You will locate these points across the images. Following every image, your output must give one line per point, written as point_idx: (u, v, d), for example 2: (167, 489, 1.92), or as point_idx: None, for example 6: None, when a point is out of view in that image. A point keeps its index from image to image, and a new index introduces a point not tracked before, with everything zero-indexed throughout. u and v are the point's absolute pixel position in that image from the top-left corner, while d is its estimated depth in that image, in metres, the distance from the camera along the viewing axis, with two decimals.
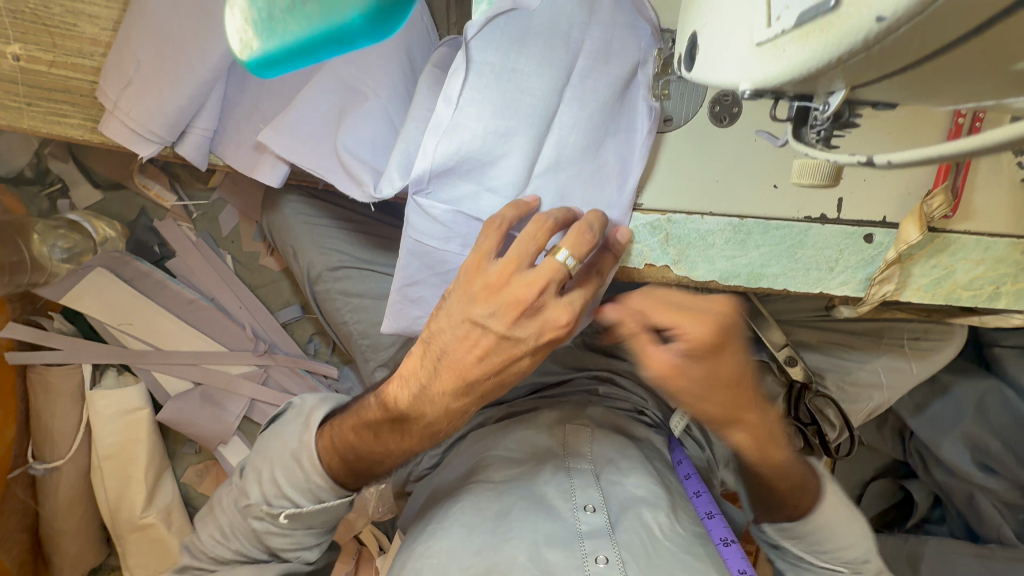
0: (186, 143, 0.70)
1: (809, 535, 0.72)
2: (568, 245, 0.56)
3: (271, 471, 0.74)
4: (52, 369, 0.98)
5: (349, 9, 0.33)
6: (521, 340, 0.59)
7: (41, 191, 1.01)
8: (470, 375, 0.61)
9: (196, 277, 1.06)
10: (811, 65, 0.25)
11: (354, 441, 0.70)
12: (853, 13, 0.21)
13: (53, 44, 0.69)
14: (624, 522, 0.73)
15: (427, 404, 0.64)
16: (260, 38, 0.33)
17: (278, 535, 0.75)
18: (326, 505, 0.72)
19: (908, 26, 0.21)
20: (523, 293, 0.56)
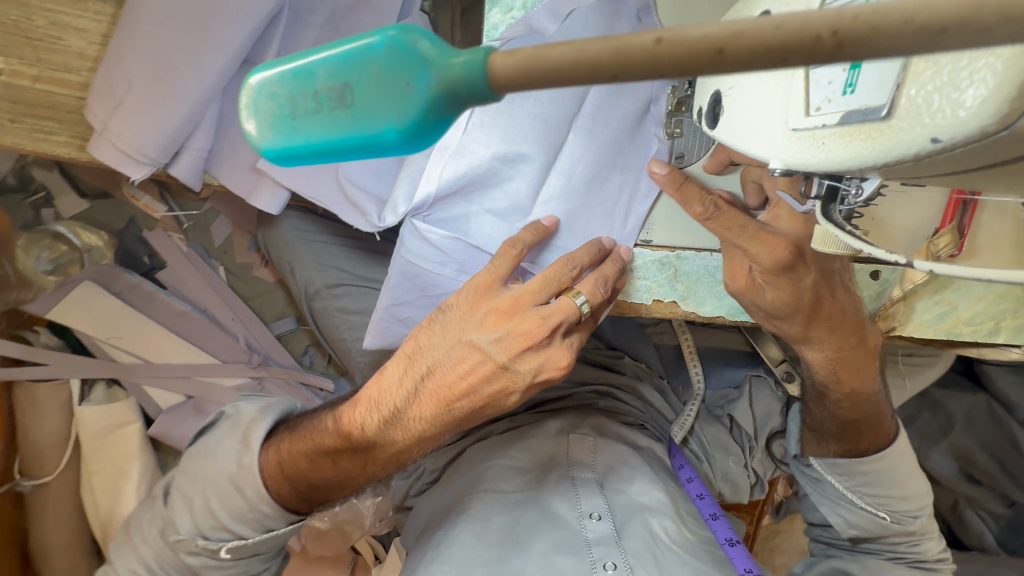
0: (180, 164, 0.67)
1: (860, 474, 0.73)
2: (584, 289, 0.56)
3: (205, 501, 0.68)
4: (40, 384, 0.96)
5: (383, 116, 0.19)
6: (516, 375, 0.58)
7: (23, 200, 0.97)
8: (453, 400, 0.59)
9: (187, 288, 1.04)
10: (851, 164, 0.26)
11: (307, 471, 0.66)
12: (908, 127, 0.23)
13: (37, 58, 0.66)
14: (630, 527, 0.74)
15: (399, 430, 0.62)
16: (279, 135, 0.22)
17: (218, 569, 0.70)
18: (275, 534, 0.69)
19: (967, 149, 0.21)
20: (534, 329, 0.55)
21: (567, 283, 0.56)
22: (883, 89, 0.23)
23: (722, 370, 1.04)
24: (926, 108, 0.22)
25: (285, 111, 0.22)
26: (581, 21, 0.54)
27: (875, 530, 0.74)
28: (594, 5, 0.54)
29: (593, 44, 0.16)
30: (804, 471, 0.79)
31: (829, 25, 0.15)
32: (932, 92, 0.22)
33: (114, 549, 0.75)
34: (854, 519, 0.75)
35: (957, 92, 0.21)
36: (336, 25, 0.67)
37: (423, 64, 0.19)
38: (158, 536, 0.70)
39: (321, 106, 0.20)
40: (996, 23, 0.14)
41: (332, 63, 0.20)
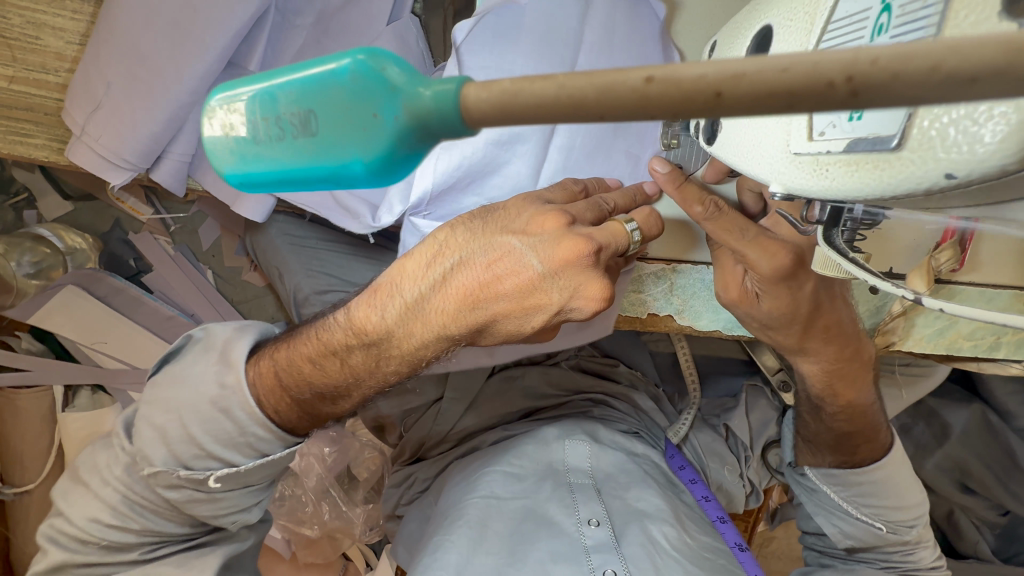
0: (162, 169, 0.66)
1: (857, 485, 0.71)
2: (638, 217, 0.52)
3: (182, 428, 0.60)
4: (21, 391, 0.94)
5: (349, 148, 0.18)
6: (552, 291, 0.49)
7: (6, 201, 0.95)
8: (480, 301, 0.50)
9: (174, 292, 1.02)
10: (855, 193, 0.25)
11: (309, 376, 0.59)
12: (918, 162, 0.22)
13: (12, 57, 0.63)
14: (629, 535, 0.72)
15: (416, 323, 0.53)
16: (244, 159, 0.20)
17: (206, 503, 0.62)
18: (270, 459, 0.62)
19: (986, 184, 0.21)
20: (578, 249, 0.47)
21: (605, 215, 0.52)
22: (893, 119, 0.23)
23: (719, 378, 1.06)
24: (938, 143, 0.21)
25: (246, 140, 0.20)
26: None
27: (871, 540, 0.73)
28: None
29: (574, 80, 0.15)
30: (798, 479, 0.78)
31: (843, 71, 0.13)
32: (945, 125, 0.21)
33: (64, 500, 0.65)
34: (850, 529, 0.74)
35: (975, 128, 0.20)
36: (324, 27, 0.66)
37: (390, 94, 0.17)
38: (126, 476, 0.63)
39: (283, 134, 0.19)
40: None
41: (295, 88, 0.18)
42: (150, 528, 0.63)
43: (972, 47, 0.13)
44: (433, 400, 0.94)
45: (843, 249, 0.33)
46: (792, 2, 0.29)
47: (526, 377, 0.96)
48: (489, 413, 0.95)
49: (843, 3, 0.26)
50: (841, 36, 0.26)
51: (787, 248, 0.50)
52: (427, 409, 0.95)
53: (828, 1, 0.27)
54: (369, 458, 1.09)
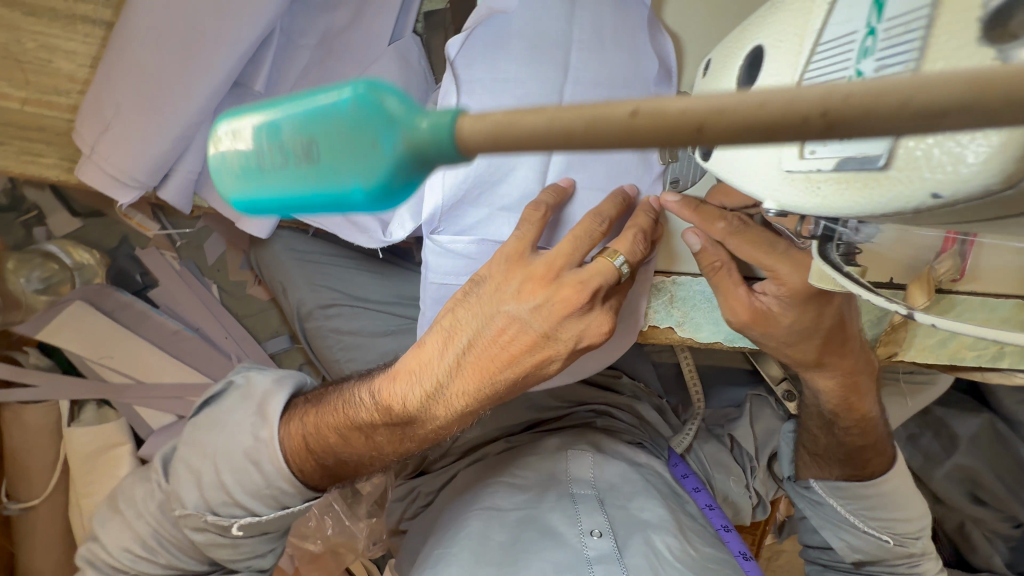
0: (169, 186, 0.67)
1: (863, 498, 0.71)
2: (621, 249, 0.51)
3: (215, 475, 0.63)
4: (28, 407, 0.94)
5: (350, 176, 0.19)
6: (559, 342, 0.53)
7: (17, 218, 0.96)
8: (496, 376, 0.53)
9: (180, 306, 1.02)
10: (848, 210, 0.26)
11: (335, 445, 0.61)
12: (906, 181, 0.23)
13: (26, 80, 0.65)
14: (632, 546, 0.73)
15: (439, 407, 0.55)
16: (250, 183, 0.21)
17: (226, 546, 0.64)
18: (291, 511, 0.63)
19: (973, 203, 0.22)
20: (573, 295, 0.50)
21: (599, 239, 0.51)
22: (881, 139, 0.23)
23: (724, 389, 1.05)
24: (926, 164, 0.22)
25: (253, 162, 0.20)
26: None
27: (878, 553, 0.72)
28: None
29: (564, 113, 0.15)
30: (801, 492, 0.77)
31: (818, 107, 0.14)
32: (930, 148, 0.22)
33: (101, 527, 0.70)
34: (858, 543, 0.73)
35: (959, 149, 0.21)
36: (328, 47, 0.68)
37: (390, 122, 0.18)
38: (159, 513, 0.67)
39: (287, 159, 0.19)
40: (1004, 108, 0.13)
41: (297, 117, 0.19)
42: (174, 564, 0.66)
43: (936, 84, 0.13)
44: None
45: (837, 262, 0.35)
46: (780, 23, 0.30)
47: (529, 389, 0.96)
48: (493, 424, 0.95)
49: (830, 27, 0.27)
50: (831, 57, 0.26)
51: (778, 270, 0.52)
52: None
53: (817, 23, 0.27)
54: None
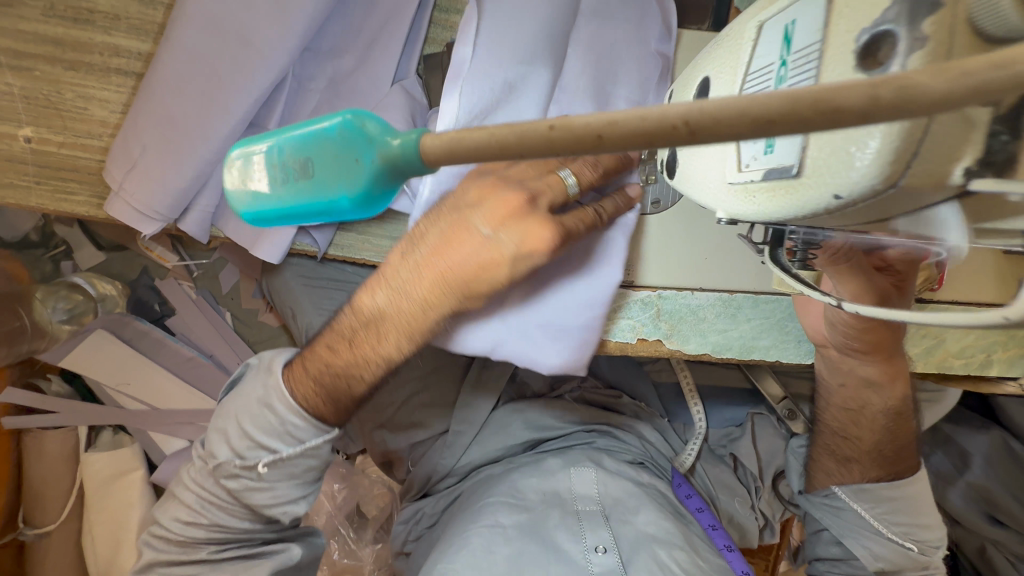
0: (189, 219, 0.72)
1: (888, 501, 0.75)
2: (575, 167, 0.51)
3: (239, 425, 0.65)
4: (48, 433, 0.98)
5: (337, 188, 0.23)
6: (500, 247, 0.50)
7: (45, 253, 1.01)
8: (443, 275, 0.52)
9: (195, 334, 1.08)
10: (783, 214, 0.29)
11: (324, 354, 0.62)
12: (814, 186, 0.26)
13: (63, 126, 0.71)
14: (637, 561, 0.75)
15: (400, 304, 0.56)
16: (255, 194, 0.25)
17: (259, 491, 0.65)
18: (305, 446, 0.64)
19: (867, 202, 0.25)
20: (512, 197, 0.49)
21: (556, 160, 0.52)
22: (791, 152, 0.26)
23: (724, 407, 1.04)
24: (827, 169, 0.25)
25: (260, 183, 0.25)
26: None
27: (902, 562, 0.75)
28: None
29: (499, 128, 0.19)
30: (821, 502, 0.79)
31: (681, 117, 0.17)
32: (831, 152, 0.24)
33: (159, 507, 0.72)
34: (881, 550, 0.75)
35: (855, 151, 0.23)
36: (335, 90, 0.73)
37: (368, 141, 0.22)
38: (200, 477, 0.68)
39: (287, 177, 0.24)
40: (816, 116, 0.16)
41: (295, 141, 0.23)
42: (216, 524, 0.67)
43: (770, 98, 0.16)
44: (441, 431, 0.97)
45: (788, 267, 0.48)
46: (720, 57, 0.34)
47: (530, 409, 0.97)
48: (493, 444, 0.95)
49: (755, 60, 0.31)
50: (758, 84, 0.30)
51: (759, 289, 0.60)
52: (434, 441, 0.97)
53: (746, 56, 0.32)
54: (378, 494, 1.10)
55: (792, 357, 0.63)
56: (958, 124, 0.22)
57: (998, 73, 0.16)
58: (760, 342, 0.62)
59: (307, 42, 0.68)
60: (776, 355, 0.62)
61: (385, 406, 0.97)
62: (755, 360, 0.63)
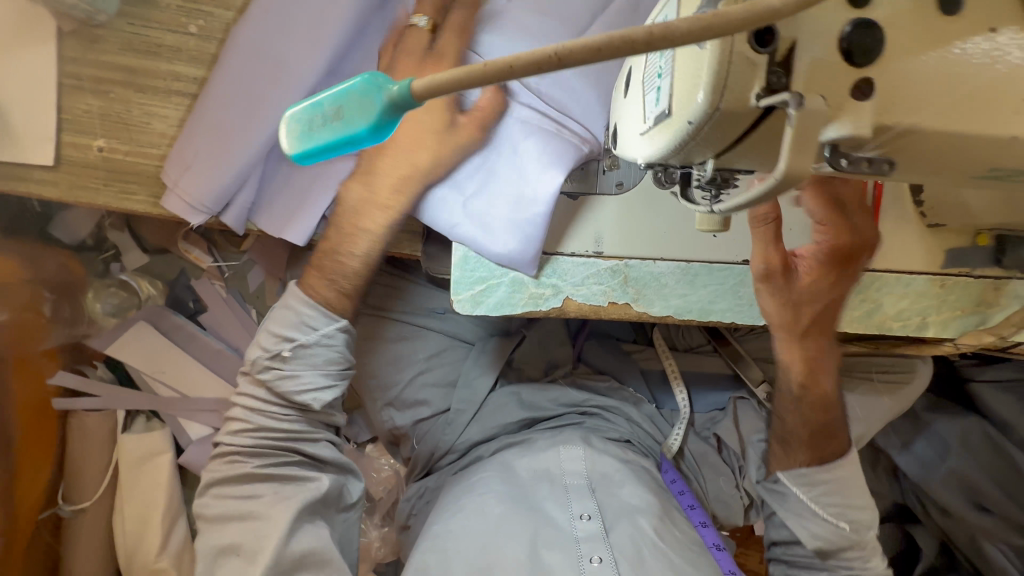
0: (229, 213, 0.84)
1: (823, 483, 0.85)
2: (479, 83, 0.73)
3: (269, 331, 0.80)
4: (91, 414, 1.09)
5: (359, 123, 0.34)
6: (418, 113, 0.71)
7: (97, 256, 1.14)
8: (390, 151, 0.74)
9: (224, 329, 1.18)
10: (670, 147, 0.40)
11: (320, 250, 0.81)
12: (681, 118, 0.37)
13: (129, 138, 0.86)
14: (618, 527, 0.81)
15: (368, 186, 0.76)
16: (303, 136, 0.36)
17: (290, 379, 0.79)
18: (322, 330, 0.78)
19: (709, 123, 0.36)
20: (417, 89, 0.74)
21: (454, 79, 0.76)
22: (666, 101, 0.39)
23: (708, 393, 1.12)
24: (684, 104, 0.36)
25: (305, 128, 0.36)
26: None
27: (838, 540, 0.84)
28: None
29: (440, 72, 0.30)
30: (771, 488, 0.89)
31: (550, 54, 0.27)
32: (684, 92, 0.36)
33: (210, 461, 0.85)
34: (818, 529, 0.84)
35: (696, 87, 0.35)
36: None
37: (378, 90, 0.33)
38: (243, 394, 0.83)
39: (326, 121, 0.35)
40: (624, 44, 0.26)
41: (332, 96, 0.35)
42: (257, 426, 0.81)
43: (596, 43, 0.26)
44: (443, 410, 1.06)
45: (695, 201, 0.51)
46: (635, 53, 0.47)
47: (526, 392, 1.06)
48: (491, 422, 1.03)
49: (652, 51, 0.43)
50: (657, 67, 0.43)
51: (712, 258, 0.71)
52: (438, 418, 1.06)
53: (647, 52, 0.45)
54: (385, 477, 1.20)
55: (746, 319, 0.72)
56: (745, 72, 0.34)
57: (724, 22, 0.27)
58: (717, 306, 0.71)
59: (333, 66, 0.82)
60: (732, 317, 0.71)
61: (392, 385, 1.07)
62: (714, 322, 0.72)
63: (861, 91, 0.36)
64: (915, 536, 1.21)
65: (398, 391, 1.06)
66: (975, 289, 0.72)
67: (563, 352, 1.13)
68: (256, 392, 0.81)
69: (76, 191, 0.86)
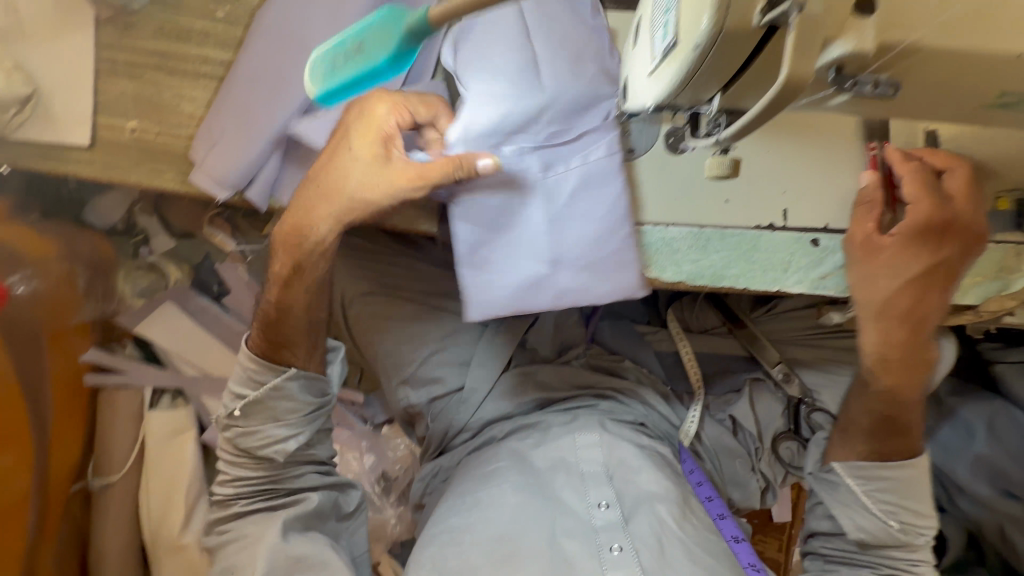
0: (253, 188, 0.88)
1: (880, 479, 0.81)
2: (417, 111, 0.72)
3: (231, 391, 0.88)
4: (120, 390, 1.13)
5: (377, 55, 0.36)
6: (349, 169, 0.74)
7: (129, 240, 1.19)
8: (328, 205, 0.77)
9: (245, 312, 1.22)
10: (679, 74, 0.47)
11: (274, 308, 0.86)
12: (687, 43, 0.44)
13: (159, 119, 0.89)
14: (638, 516, 0.82)
15: (315, 234, 0.81)
16: (326, 75, 0.39)
17: (251, 434, 0.86)
18: (269, 386, 0.84)
19: (714, 46, 0.43)
20: (335, 143, 0.75)
21: (377, 118, 0.72)
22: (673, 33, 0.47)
23: (724, 375, 1.11)
24: (691, 31, 0.44)
25: (330, 69, 0.39)
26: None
27: (884, 538, 0.80)
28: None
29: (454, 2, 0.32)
30: (821, 478, 0.86)
31: None
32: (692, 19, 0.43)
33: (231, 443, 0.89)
34: (864, 522, 0.81)
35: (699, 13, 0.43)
36: None
37: (396, 22, 0.36)
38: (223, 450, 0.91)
39: (348, 58, 0.38)
40: None
41: (354, 35, 0.38)
42: (237, 476, 0.89)
43: None
44: (456, 388, 1.08)
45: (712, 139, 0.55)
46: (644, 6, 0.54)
47: (539, 372, 1.07)
48: (504, 402, 1.05)
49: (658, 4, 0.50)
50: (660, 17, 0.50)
51: (723, 221, 0.71)
52: (451, 398, 1.08)
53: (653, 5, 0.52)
54: (401, 457, 1.22)
55: (759, 283, 0.72)
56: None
57: None
58: (729, 271, 0.72)
59: None
60: (744, 283, 0.72)
61: (406, 363, 1.09)
62: (726, 288, 0.73)
63: (862, 9, 0.42)
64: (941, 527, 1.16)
65: (412, 369, 1.08)
66: (993, 256, 0.72)
67: (577, 333, 1.13)
68: (230, 448, 0.90)
69: (109, 170, 0.89)
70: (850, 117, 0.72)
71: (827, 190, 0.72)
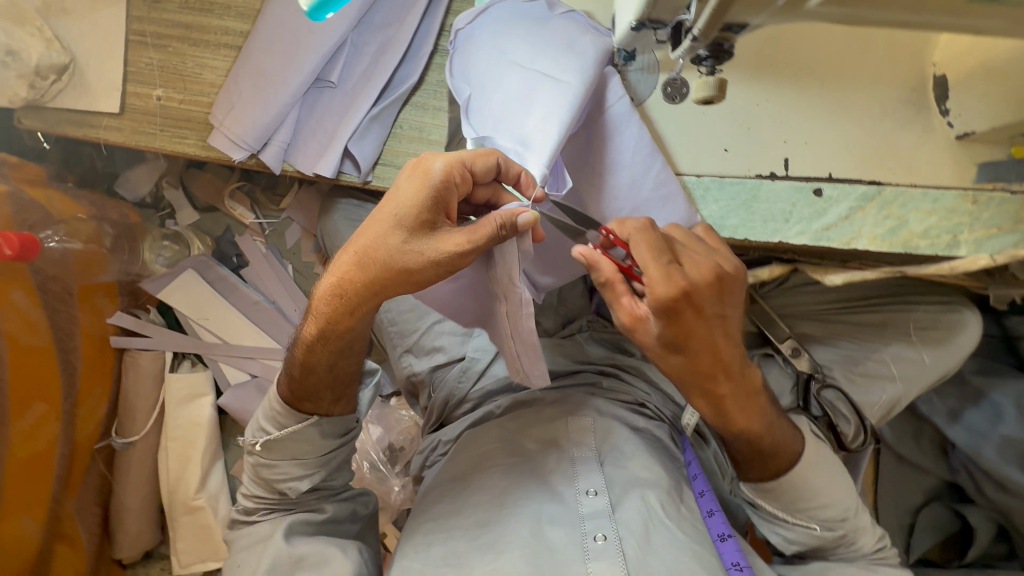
0: (268, 151, 0.91)
1: (779, 493, 0.78)
2: (476, 166, 0.64)
3: (258, 422, 0.91)
4: (143, 353, 1.18)
5: None
6: (386, 238, 0.67)
7: (156, 213, 1.26)
8: (363, 275, 0.70)
9: (262, 283, 1.26)
10: None
11: (309, 361, 0.83)
12: None
13: (184, 87, 0.94)
14: (626, 502, 0.78)
15: (348, 304, 0.74)
16: None
17: (271, 468, 0.88)
18: (291, 429, 0.86)
19: None
20: (383, 204, 0.68)
21: (427, 172, 0.65)
22: None
23: None
24: None
25: None
26: (489, 37, 0.77)
27: (812, 542, 0.81)
28: (494, 17, 0.78)
29: None
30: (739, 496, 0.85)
31: None
32: None
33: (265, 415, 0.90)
34: (795, 535, 0.81)
35: None
36: (383, 50, 0.91)
37: None
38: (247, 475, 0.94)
39: None
40: None
41: None
42: (255, 495, 0.93)
43: None
44: (458, 357, 1.08)
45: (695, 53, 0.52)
46: None
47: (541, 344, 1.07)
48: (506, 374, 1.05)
49: None
50: None
51: (720, 171, 0.73)
52: (455, 367, 1.08)
53: None
54: (405, 427, 1.24)
55: (757, 235, 0.72)
56: None
57: None
58: (729, 222, 0.73)
59: (362, 17, 0.90)
60: (744, 233, 0.72)
61: (409, 333, 1.11)
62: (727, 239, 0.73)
63: None
64: (967, 517, 1.10)
65: (417, 337, 1.10)
66: (1012, 207, 0.69)
67: (578, 305, 1.13)
68: (253, 477, 0.93)
69: (136, 135, 0.95)
70: (850, 69, 0.72)
71: (829, 138, 0.72)
